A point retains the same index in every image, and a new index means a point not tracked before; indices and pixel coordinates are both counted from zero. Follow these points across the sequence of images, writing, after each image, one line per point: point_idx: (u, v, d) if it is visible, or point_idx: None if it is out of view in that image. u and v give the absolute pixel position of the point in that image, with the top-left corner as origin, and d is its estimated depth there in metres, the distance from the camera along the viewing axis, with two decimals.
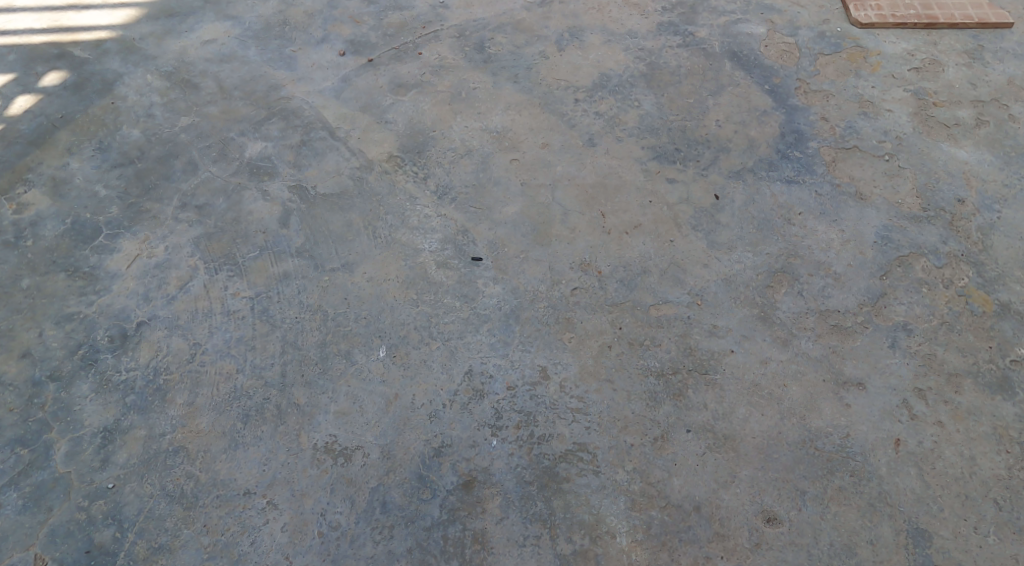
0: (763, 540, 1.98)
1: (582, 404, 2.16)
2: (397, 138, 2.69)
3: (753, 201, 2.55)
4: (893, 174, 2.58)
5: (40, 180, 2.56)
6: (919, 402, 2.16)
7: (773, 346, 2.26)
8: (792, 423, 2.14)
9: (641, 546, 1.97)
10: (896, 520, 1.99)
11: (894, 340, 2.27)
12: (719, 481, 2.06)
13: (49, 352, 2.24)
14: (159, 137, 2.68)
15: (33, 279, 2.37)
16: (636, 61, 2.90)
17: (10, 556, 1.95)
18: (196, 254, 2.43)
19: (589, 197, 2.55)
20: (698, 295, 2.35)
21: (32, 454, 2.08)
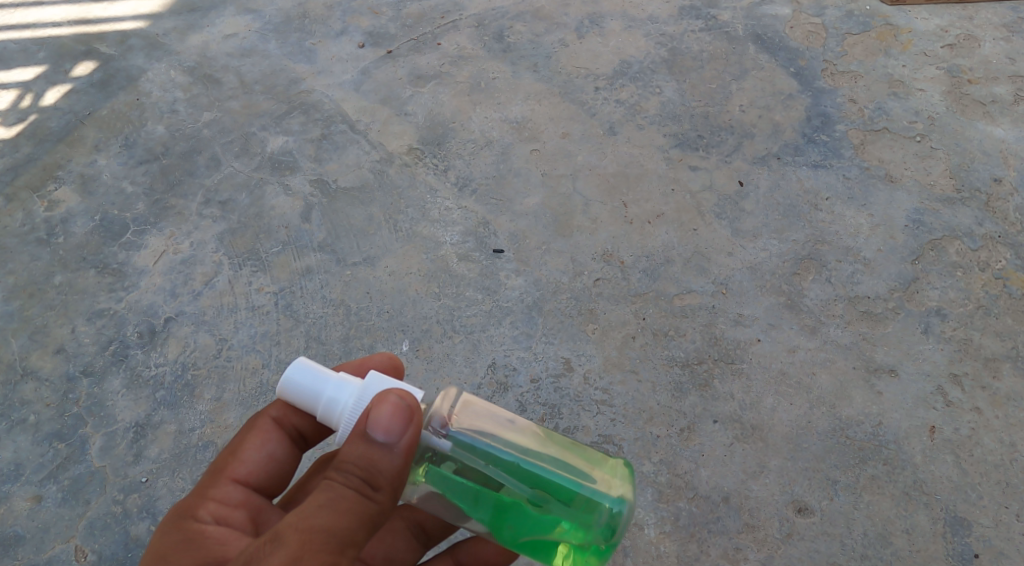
0: (794, 531, 1.95)
1: (607, 396, 2.14)
2: (418, 130, 2.68)
3: (778, 186, 2.50)
4: (924, 156, 2.52)
5: (69, 178, 2.59)
6: (954, 388, 2.12)
7: (800, 334, 2.22)
8: (821, 412, 2.10)
9: (670, 538, 1.96)
10: (932, 509, 1.96)
11: (927, 326, 2.22)
12: (748, 472, 2.03)
13: (82, 348, 2.27)
14: (183, 133, 2.69)
15: (65, 275, 2.40)
16: (657, 47, 2.85)
17: (50, 549, 1.98)
18: (220, 250, 2.44)
19: (611, 186, 2.52)
20: (723, 284, 2.31)
21: (69, 449, 2.11)
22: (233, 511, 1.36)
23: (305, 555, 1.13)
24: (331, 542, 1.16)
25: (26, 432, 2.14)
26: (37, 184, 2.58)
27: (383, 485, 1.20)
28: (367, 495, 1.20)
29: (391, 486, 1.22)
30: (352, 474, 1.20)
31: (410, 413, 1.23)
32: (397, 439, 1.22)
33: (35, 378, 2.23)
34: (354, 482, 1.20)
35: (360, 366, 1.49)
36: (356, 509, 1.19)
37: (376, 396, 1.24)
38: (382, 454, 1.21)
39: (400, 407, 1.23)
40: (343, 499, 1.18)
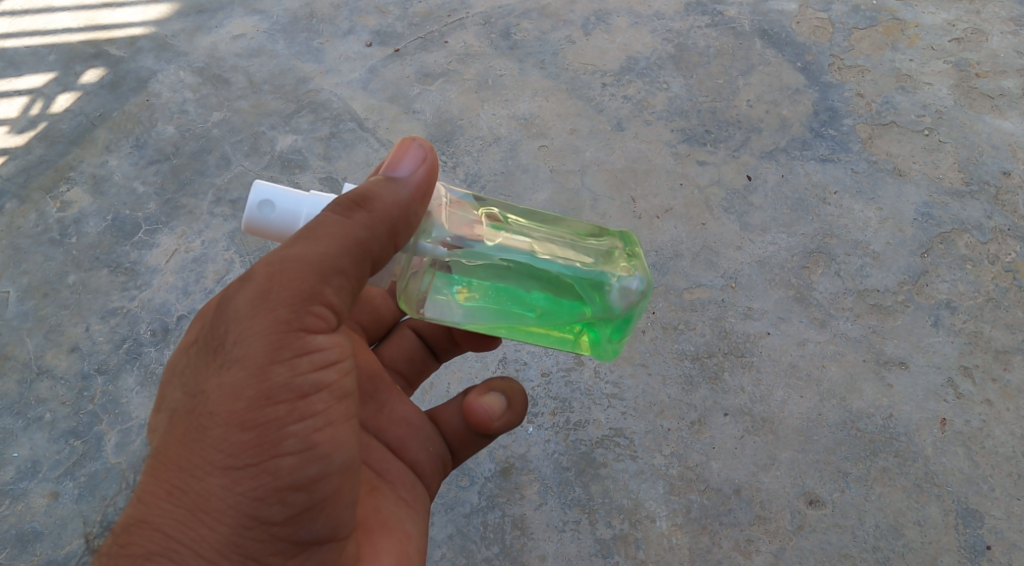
0: (806, 523, 1.99)
1: (618, 390, 2.16)
2: (427, 128, 2.69)
3: (786, 181, 2.51)
4: (933, 150, 2.54)
5: (81, 178, 2.61)
6: (964, 380, 2.15)
7: (810, 328, 2.24)
8: (831, 405, 2.12)
9: (682, 530, 1.99)
10: (943, 501, 1.99)
11: (937, 319, 2.24)
12: (759, 464, 2.05)
13: (95, 347, 2.31)
14: (193, 133, 2.71)
15: (78, 275, 2.43)
16: (664, 43, 2.85)
17: (69, 545, 2.04)
18: (232, 248, 2.47)
19: (619, 181, 2.54)
20: (732, 278, 2.33)
21: (84, 446, 2.16)
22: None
23: (278, 303, 1.18)
24: (307, 282, 1.19)
25: (41, 430, 2.19)
26: (49, 184, 2.60)
27: (372, 208, 1.22)
28: (347, 217, 1.22)
29: (383, 212, 1.23)
30: (342, 195, 1.23)
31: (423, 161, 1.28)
32: (409, 177, 1.26)
33: (50, 375, 2.27)
34: (339, 206, 1.22)
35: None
36: (336, 233, 1.21)
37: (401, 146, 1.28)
38: (389, 189, 1.24)
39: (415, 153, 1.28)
40: (319, 227, 1.21)
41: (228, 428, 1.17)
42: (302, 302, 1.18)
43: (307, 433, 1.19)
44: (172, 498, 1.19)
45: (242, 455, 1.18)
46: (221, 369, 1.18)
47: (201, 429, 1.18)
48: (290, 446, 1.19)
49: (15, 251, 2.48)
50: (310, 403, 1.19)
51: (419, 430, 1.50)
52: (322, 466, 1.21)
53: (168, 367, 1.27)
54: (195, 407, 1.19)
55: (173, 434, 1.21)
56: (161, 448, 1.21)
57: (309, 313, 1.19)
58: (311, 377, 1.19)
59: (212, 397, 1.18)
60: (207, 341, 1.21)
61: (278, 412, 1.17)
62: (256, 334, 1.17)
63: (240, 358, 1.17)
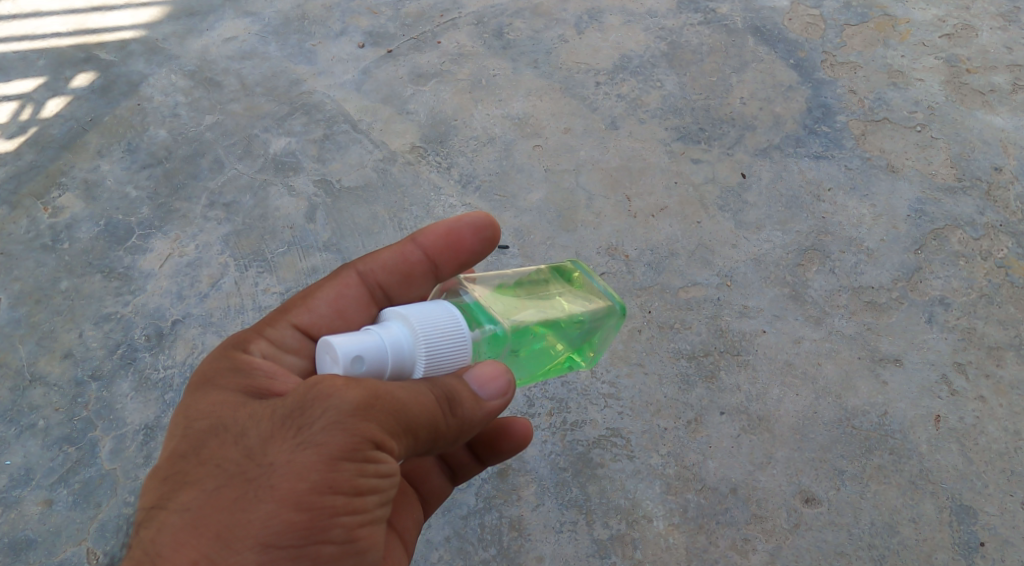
0: (802, 521, 1.99)
1: (614, 390, 2.16)
2: (421, 128, 2.69)
3: (780, 178, 2.51)
4: (925, 146, 2.54)
5: (72, 184, 2.61)
6: (958, 377, 2.15)
7: (805, 325, 2.24)
8: (827, 402, 2.13)
9: (678, 529, 1.99)
10: (938, 498, 2.00)
11: (930, 315, 2.25)
12: (755, 463, 2.06)
13: (90, 353, 2.32)
14: (186, 136, 2.70)
15: (71, 281, 2.43)
16: (657, 41, 2.84)
17: (65, 551, 2.05)
18: (226, 251, 2.47)
19: (614, 180, 2.53)
20: (728, 276, 2.33)
21: (79, 452, 2.17)
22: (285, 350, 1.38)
23: (376, 397, 1.12)
24: (406, 397, 1.15)
25: (35, 437, 2.20)
26: (41, 190, 2.60)
27: None
28: None
29: (469, 385, 1.19)
30: None
31: (501, 373, 1.22)
32: (486, 392, 1.22)
33: (45, 380, 2.28)
34: None
35: (458, 223, 1.48)
36: None
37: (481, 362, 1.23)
38: None
39: (498, 372, 1.22)
40: (425, 362, 1.16)
41: (283, 505, 1.08)
42: (395, 404, 1.13)
43: (355, 527, 1.13)
44: (193, 562, 1.08)
45: (287, 536, 1.09)
46: (299, 445, 1.10)
47: (254, 498, 1.09)
48: (334, 538, 1.11)
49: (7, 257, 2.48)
50: (365, 500, 1.13)
51: (405, 495, 1.49)
52: (356, 562, 1.15)
53: (219, 422, 1.18)
54: (254, 476, 1.10)
55: (225, 489, 1.11)
56: (200, 505, 1.11)
57: (398, 420, 1.14)
58: (378, 477, 1.13)
59: (276, 471, 1.10)
60: (288, 411, 1.13)
61: (336, 501, 1.10)
62: (343, 421, 1.10)
63: (321, 439, 1.09)
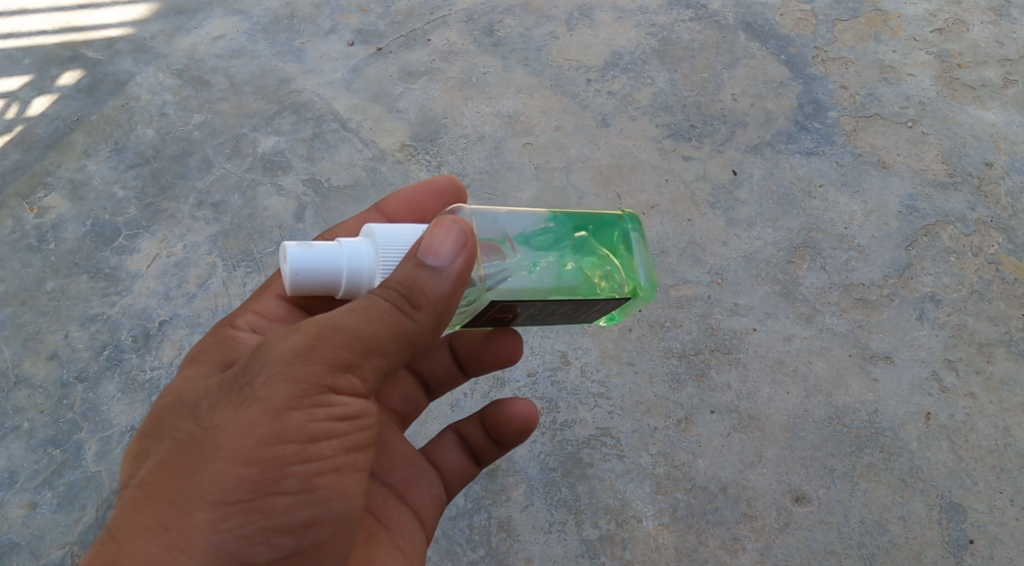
0: (792, 520, 1.99)
1: (604, 389, 2.15)
2: (410, 127, 2.68)
3: (771, 175, 2.49)
4: (917, 142, 2.52)
5: (58, 184, 2.59)
6: (949, 374, 2.14)
7: (796, 323, 2.23)
8: (817, 401, 2.12)
9: (668, 529, 1.99)
10: (928, 495, 1.99)
11: (921, 312, 2.24)
12: (745, 462, 2.05)
13: (75, 354, 2.30)
14: (173, 135, 2.69)
15: (57, 282, 2.42)
16: (648, 37, 2.82)
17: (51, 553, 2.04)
18: (214, 252, 2.46)
19: (604, 178, 2.52)
20: (718, 274, 2.31)
21: (64, 455, 2.16)
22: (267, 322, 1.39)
23: (318, 345, 1.10)
24: (362, 346, 1.11)
25: (20, 439, 2.19)
26: (27, 190, 2.58)
27: (423, 303, 1.12)
28: (403, 311, 1.12)
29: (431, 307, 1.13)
30: (393, 283, 1.13)
31: (455, 244, 1.13)
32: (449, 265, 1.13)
33: (31, 381, 2.27)
34: (392, 295, 1.13)
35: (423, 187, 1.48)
36: (387, 313, 1.12)
37: (432, 224, 1.15)
38: (430, 277, 1.12)
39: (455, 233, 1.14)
40: (378, 307, 1.12)
41: (231, 462, 1.07)
42: (345, 357, 1.11)
43: (310, 476, 1.11)
44: (149, 530, 1.07)
45: (237, 490, 1.08)
46: (239, 393, 1.11)
47: (202, 461, 1.08)
48: (288, 488, 1.10)
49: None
50: (320, 446, 1.11)
51: (420, 472, 1.47)
52: (318, 511, 1.13)
53: (178, 395, 1.21)
54: (203, 440, 1.10)
55: (175, 454, 1.12)
56: (153, 476, 1.11)
57: (346, 368, 1.11)
58: (330, 422, 1.11)
59: (222, 431, 1.09)
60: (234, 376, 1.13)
61: (286, 451, 1.09)
62: (284, 375, 1.09)
63: (263, 393, 1.09)
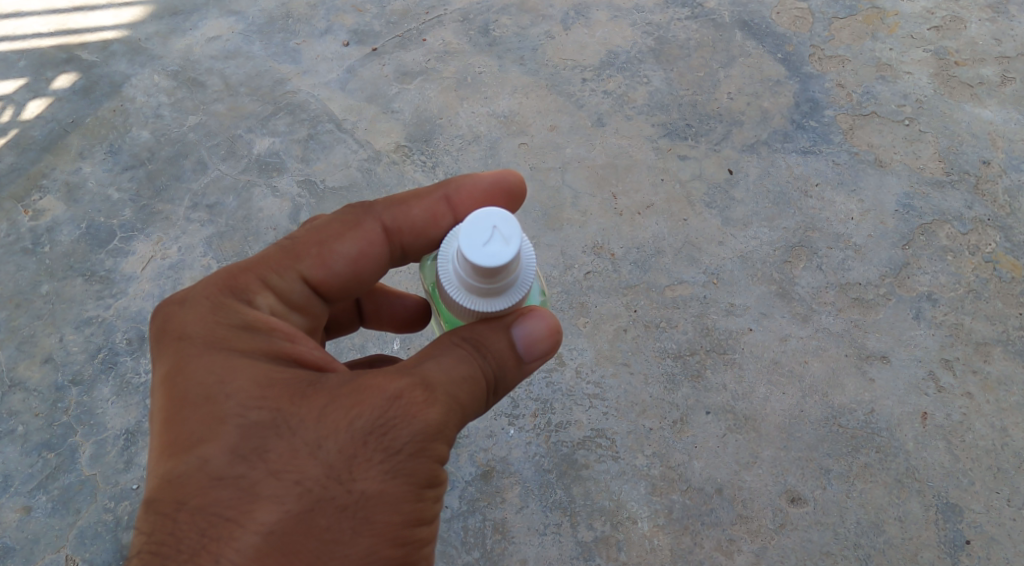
0: (787, 521, 1.98)
1: (599, 390, 2.14)
2: (405, 128, 2.67)
3: (767, 174, 2.48)
4: (914, 140, 2.50)
5: (53, 187, 2.59)
6: (945, 373, 2.13)
7: (792, 323, 2.22)
8: (813, 401, 2.11)
9: (663, 531, 1.99)
10: (924, 496, 1.99)
11: (918, 311, 2.22)
12: (741, 463, 2.05)
13: (70, 357, 2.31)
14: (169, 137, 2.68)
15: (52, 285, 2.42)
16: (643, 37, 2.80)
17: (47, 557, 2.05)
18: (209, 254, 2.46)
19: (600, 178, 2.51)
20: (714, 274, 2.31)
21: (59, 458, 2.16)
22: (282, 315, 1.34)
23: (385, 390, 1.20)
24: (461, 410, 1.24)
25: (14, 443, 2.19)
26: (22, 192, 2.58)
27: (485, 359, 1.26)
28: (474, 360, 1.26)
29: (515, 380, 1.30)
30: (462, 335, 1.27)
31: (551, 333, 1.28)
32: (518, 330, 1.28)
33: (26, 384, 2.27)
34: (461, 346, 1.26)
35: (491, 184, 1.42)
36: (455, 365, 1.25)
37: (530, 308, 1.30)
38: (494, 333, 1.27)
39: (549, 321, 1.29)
40: (479, 376, 1.26)
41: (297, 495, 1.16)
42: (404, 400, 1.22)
43: None
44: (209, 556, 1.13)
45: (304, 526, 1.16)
46: (327, 424, 1.19)
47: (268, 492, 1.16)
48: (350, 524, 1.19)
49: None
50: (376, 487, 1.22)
51: None
52: None
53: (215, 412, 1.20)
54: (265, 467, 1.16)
55: (250, 479, 1.16)
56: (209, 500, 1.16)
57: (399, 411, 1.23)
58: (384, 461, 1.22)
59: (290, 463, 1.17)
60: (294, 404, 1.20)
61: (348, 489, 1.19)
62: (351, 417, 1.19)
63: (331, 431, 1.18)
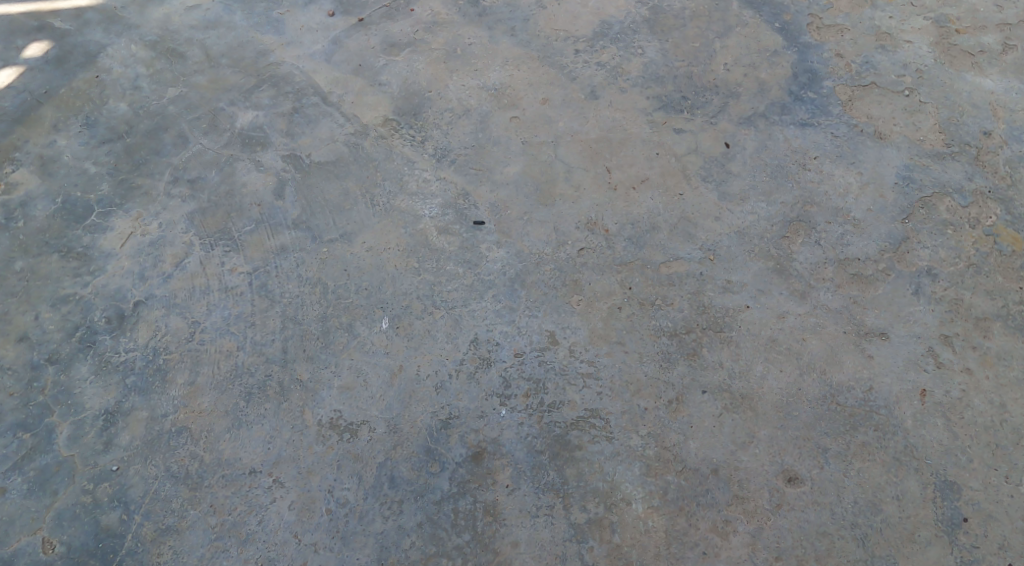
0: (784, 501, 2.22)
1: (593, 369, 2.46)
2: (393, 101, 2.96)
3: (765, 147, 2.74)
4: (913, 111, 2.72)
5: (27, 159, 2.76)
6: (945, 349, 2.34)
7: (789, 299, 2.49)
8: (811, 379, 2.37)
9: (658, 511, 2.26)
10: (922, 474, 2.19)
11: (918, 287, 2.44)
12: (737, 443, 2.32)
13: (46, 336, 2.48)
14: (148, 110, 2.89)
15: (27, 261, 2.59)
16: (638, 7, 3.12)
17: (102, 521, 2.24)
18: (191, 230, 2.70)
19: (593, 152, 2.82)
20: (711, 250, 2.60)
21: (35, 439, 2.33)
22: None
23: None
24: None
25: None
26: (62, 171, 2.74)
27: None
28: None
29: None
30: None
31: None
32: None
33: (94, 353, 2.47)
34: None
35: None
36: None
37: None
38: None
39: None
40: None
41: None
42: None
43: None
44: None
45: None
46: None
47: None
48: None
49: (45, 234, 2.64)
50: None
51: None
52: None
53: None
54: None
55: None
56: None
57: None
58: None
59: None
60: None
61: None
62: None
63: None
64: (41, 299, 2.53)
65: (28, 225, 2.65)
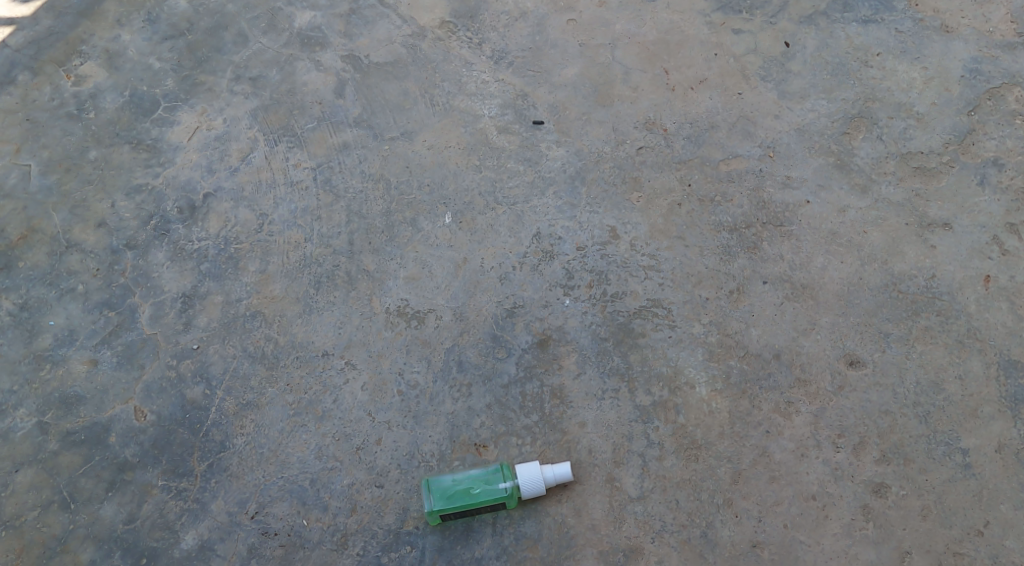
0: (846, 383, 2.29)
1: (654, 262, 2.50)
2: (450, 3, 2.95)
3: (826, 45, 2.74)
4: (983, 3, 2.73)
5: (94, 53, 2.84)
6: (1010, 237, 2.40)
7: (850, 194, 2.51)
8: (873, 269, 2.41)
9: (721, 395, 2.32)
10: (985, 355, 2.28)
11: (983, 177, 2.48)
12: (799, 330, 2.37)
13: (123, 223, 2.59)
14: (206, 8, 2.92)
15: (100, 151, 2.69)
16: None
17: (187, 395, 2.37)
18: (255, 126, 2.74)
19: (651, 54, 2.82)
20: (771, 147, 2.61)
21: (120, 317, 2.46)
22: None
23: None
24: None
25: (76, 300, 2.48)
26: (128, 65, 2.81)
27: None
28: None
29: None
30: None
31: None
32: None
33: (168, 240, 2.57)
34: None
35: None
36: None
37: None
38: None
39: None
40: None
41: None
42: None
43: None
44: None
45: None
46: None
47: None
48: None
49: (115, 125, 2.73)
50: None
51: None
52: None
53: None
54: None
55: None
56: None
57: None
58: None
59: None
60: None
61: None
62: None
63: None
64: (115, 188, 2.63)
65: (99, 116, 2.73)
